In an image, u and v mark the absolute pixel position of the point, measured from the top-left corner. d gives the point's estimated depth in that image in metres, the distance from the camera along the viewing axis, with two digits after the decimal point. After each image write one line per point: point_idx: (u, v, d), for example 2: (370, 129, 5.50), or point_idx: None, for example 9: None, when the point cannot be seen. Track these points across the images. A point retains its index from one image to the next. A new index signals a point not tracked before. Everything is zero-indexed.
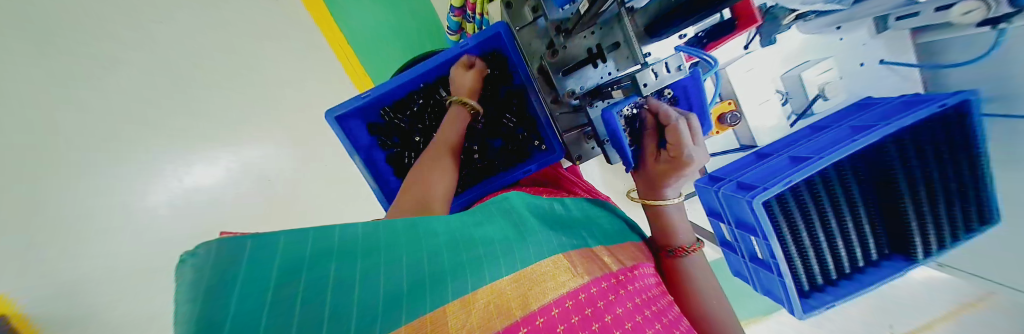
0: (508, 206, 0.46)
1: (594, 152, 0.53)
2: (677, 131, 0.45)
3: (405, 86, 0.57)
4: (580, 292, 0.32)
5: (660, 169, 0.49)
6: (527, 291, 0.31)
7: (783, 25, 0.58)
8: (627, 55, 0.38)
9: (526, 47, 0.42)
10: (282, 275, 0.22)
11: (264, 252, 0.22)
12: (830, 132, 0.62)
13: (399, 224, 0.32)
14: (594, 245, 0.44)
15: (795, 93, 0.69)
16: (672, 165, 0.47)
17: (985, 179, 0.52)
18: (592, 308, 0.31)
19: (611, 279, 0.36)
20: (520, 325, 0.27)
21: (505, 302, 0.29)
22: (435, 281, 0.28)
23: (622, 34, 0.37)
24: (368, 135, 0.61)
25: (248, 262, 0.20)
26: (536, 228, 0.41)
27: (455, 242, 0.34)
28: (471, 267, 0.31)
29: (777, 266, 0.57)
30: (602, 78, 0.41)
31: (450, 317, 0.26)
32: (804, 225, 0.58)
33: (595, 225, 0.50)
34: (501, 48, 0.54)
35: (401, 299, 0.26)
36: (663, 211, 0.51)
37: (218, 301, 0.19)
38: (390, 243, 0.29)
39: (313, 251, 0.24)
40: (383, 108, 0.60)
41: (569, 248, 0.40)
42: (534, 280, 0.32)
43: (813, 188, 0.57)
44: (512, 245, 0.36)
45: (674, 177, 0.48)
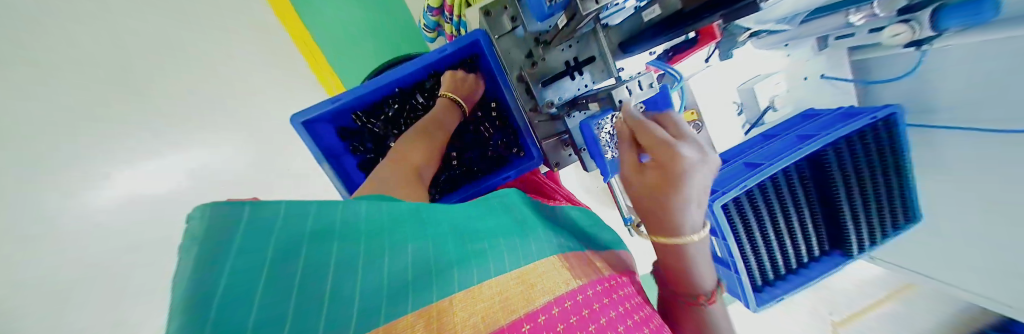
0: (508, 202, 0.48)
1: (571, 159, 0.55)
2: (643, 129, 0.33)
3: (378, 92, 0.55)
4: (577, 293, 0.31)
5: (660, 186, 0.33)
6: (529, 288, 0.30)
7: (739, 42, 0.60)
8: (602, 68, 0.40)
9: (505, 54, 0.43)
10: (282, 249, 0.23)
11: (261, 228, 0.22)
12: (779, 141, 0.68)
13: (402, 208, 0.33)
14: (588, 250, 0.44)
15: (748, 103, 0.73)
16: (667, 174, 0.32)
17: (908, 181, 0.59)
18: (588, 309, 0.30)
19: (604, 284, 0.36)
20: (524, 321, 0.26)
21: (509, 297, 0.28)
22: (441, 270, 0.28)
23: (598, 49, 0.39)
24: (339, 140, 0.59)
25: (247, 227, 0.22)
26: (537, 227, 0.42)
27: (459, 236, 0.34)
28: (477, 260, 0.31)
29: (733, 264, 0.62)
30: (579, 89, 0.43)
31: (457, 308, 0.25)
32: (757, 226, 0.63)
33: (579, 231, 0.50)
34: (480, 54, 0.54)
35: (406, 288, 0.25)
36: (683, 250, 0.36)
37: (216, 267, 0.19)
38: (393, 227, 0.30)
39: (314, 230, 0.25)
40: (355, 113, 0.58)
41: (567, 251, 0.40)
42: (536, 278, 0.31)
43: (766, 192, 0.62)
44: (515, 243, 0.36)
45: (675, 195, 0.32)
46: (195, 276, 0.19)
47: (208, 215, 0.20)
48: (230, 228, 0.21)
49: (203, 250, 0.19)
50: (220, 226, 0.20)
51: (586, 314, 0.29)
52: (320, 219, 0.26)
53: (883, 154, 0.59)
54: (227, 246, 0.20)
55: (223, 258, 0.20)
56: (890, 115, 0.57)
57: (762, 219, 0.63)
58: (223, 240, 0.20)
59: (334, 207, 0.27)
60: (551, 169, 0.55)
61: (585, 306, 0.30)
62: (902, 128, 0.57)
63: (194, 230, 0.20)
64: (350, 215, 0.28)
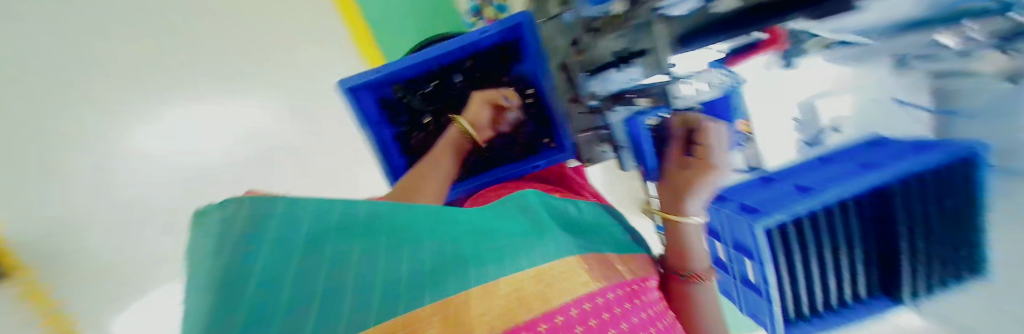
0: (524, 203, 0.45)
1: (606, 157, 0.54)
2: (707, 129, 0.36)
3: (417, 68, 0.55)
4: (597, 296, 0.31)
5: (687, 179, 0.38)
6: (547, 288, 0.29)
7: (807, 51, 0.54)
8: (651, 63, 0.34)
9: (550, 40, 0.45)
10: (307, 246, 0.25)
11: (289, 228, 0.26)
12: (836, 166, 0.63)
13: (423, 207, 0.33)
14: (608, 253, 0.42)
15: (808, 120, 0.69)
16: (703, 171, 0.36)
17: None
18: (608, 313, 0.30)
19: (627, 287, 0.35)
20: (540, 322, 0.25)
21: (525, 295, 0.27)
22: (457, 265, 0.27)
23: (650, 42, 0.33)
24: (378, 110, 0.60)
25: (275, 230, 0.25)
26: (554, 230, 0.40)
27: (477, 233, 0.34)
28: (495, 257, 0.30)
29: (766, 290, 0.59)
30: (626, 83, 0.41)
31: (472, 303, 0.24)
32: (800, 253, 0.59)
33: (607, 230, 0.49)
34: (521, 39, 0.50)
35: (422, 281, 0.25)
36: (686, 233, 0.39)
37: (247, 264, 0.23)
38: (414, 222, 0.31)
39: (338, 223, 0.28)
40: (395, 85, 0.58)
41: (585, 252, 0.38)
42: (554, 278, 0.30)
43: (815, 220, 0.57)
44: (533, 242, 0.35)
45: (697, 189, 0.37)
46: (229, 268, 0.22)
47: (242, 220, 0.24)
48: (260, 232, 0.24)
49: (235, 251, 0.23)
50: (252, 230, 0.24)
51: (605, 318, 0.30)
52: (344, 217, 0.28)
53: None
54: (257, 247, 0.24)
55: (253, 256, 0.23)
56: None
57: (807, 248, 0.58)
58: (255, 240, 0.24)
59: (357, 207, 0.30)
60: (584, 163, 0.55)
61: (605, 310, 0.30)
62: None
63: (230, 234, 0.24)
64: (372, 211, 0.30)
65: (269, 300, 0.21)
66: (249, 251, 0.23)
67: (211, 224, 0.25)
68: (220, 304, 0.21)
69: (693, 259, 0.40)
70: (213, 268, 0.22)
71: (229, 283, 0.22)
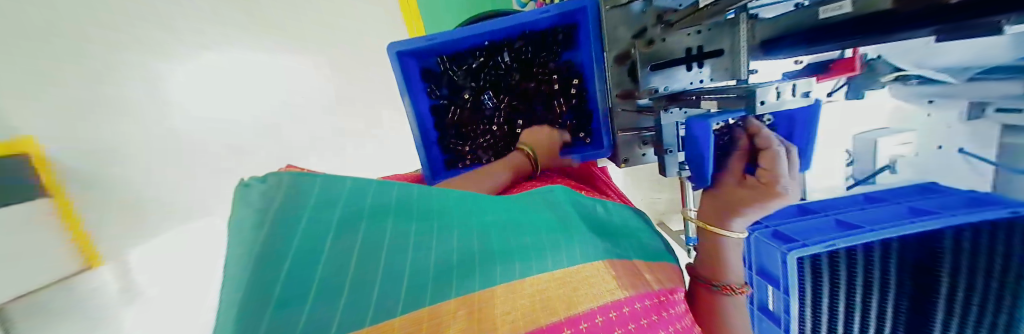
0: (552, 200, 0.42)
1: (646, 160, 0.49)
2: (775, 153, 0.36)
3: (469, 40, 0.54)
4: (624, 305, 0.27)
5: (742, 195, 0.37)
6: (573, 292, 0.26)
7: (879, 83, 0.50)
8: (727, 66, 0.34)
9: (611, 30, 0.43)
10: (342, 220, 0.24)
11: (327, 199, 0.24)
12: (885, 206, 0.59)
13: (453, 196, 0.32)
14: (634, 259, 0.39)
15: (864, 156, 0.66)
16: (762, 193, 0.36)
17: None
18: (635, 324, 0.27)
19: (656, 298, 0.32)
20: (565, 325, 0.23)
21: (550, 297, 0.25)
22: (486, 260, 0.26)
23: (730, 42, 0.33)
24: (420, 79, 0.59)
25: (316, 199, 0.23)
26: (581, 230, 0.37)
27: (502, 225, 0.32)
28: (521, 254, 0.28)
29: (786, 321, 0.56)
30: (690, 84, 0.38)
31: (497, 301, 0.23)
32: (828, 287, 0.56)
33: (634, 236, 0.45)
34: (577, 25, 0.51)
35: (450, 273, 0.24)
36: (721, 243, 0.38)
37: (284, 234, 0.21)
38: (442, 210, 0.30)
39: (371, 207, 0.26)
40: (441, 56, 0.58)
41: (614, 256, 0.36)
42: (579, 283, 0.28)
43: (852, 258, 0.55)
44: (562, 240, 0.32)
45: (749, 211, 0.36)
46: (267, 245, 0.20)
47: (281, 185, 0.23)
48: (299, 200, 0.23)
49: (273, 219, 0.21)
50: (294, 196, 0.23)
51: (632, 329, 0.26)
52: (377, 198, 0.27)
53: None
54: (298, 215, 0.22)
55: (292, 226, 0.21)
56: None
57: (837, 285, 0.56)
58: (292, 209, 0.22)
59: (390, 188, 0.28)
60: (618, 165, 0.51)
61: (633, 321, 0.27)
62: None
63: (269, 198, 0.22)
64: (405, 195, 0.29)
65: (302, 280, 0.20)
66: (288, 219, 0.22)
67: (251, 199, 0.22)
68: (255, 275, 0.19)
69: (727, 271, 0.37)
70: (251, 235, 0.20)
71: (265, 256, 0.20)
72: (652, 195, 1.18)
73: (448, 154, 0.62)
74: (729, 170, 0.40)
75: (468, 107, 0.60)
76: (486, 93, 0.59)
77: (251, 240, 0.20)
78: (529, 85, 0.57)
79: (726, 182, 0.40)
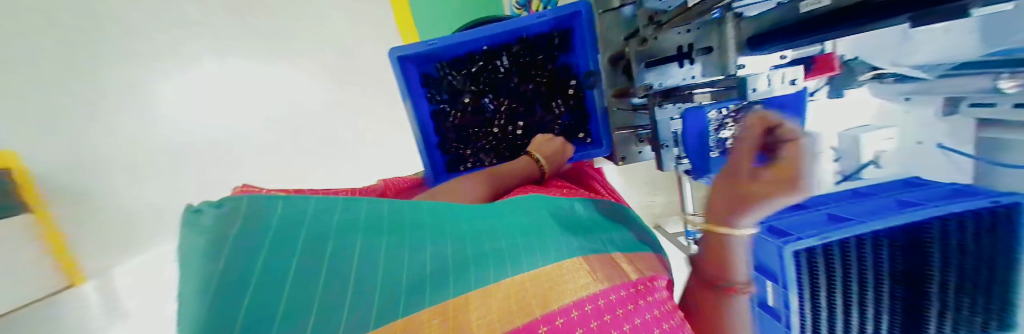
0: (523, 206, 0.43)
1: (643, 156, 0.51)
2: (795, 142, 0.25)
3: (468, 45, 0.56)
4: (599, 298, 0.29)
5: (749, 197, 0.29)
6: (547, 290, 0.28)
7: (857, 81, 0.56)
8: (716, 63, 0.36)
9: (604, 32, 0.45)
10: (312, 237, 0.25)
11: (295, 219, 0.25)
12: (874, 200, 0.61)
13: (422, 210, 0.34)
14: (614, 252, 0.39)
15: (848, 152, 0.65)
16: (770, 191, 0.27)
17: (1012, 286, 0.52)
18: (611, 315, 0.28)
19: (632, 288, 0.32)
20: (538, 324, 0.24)
21: (523, 297, 0.26)
22: (458, 269, 0.28)
23: (718, 39, 0.36)
24: (420, 85, 0.61)
25: (281, 219, 0.25)
26: (555, 232, 0.38)
27: (476, 234, 0.34)
28: (494, 258, 0.30)
29: (787, 316, 0.57)
30: (683, 80, 0.40)
31: (472, 303, 0.24)
32: (826, 281, 0.57)
33: (622, 229, 0.47)
34: (572, 29, 0.54)
35: (422, 282, 0.26)
36: (729, 244, 0.33)
37: (247, 255, 0.22)
38: (412, 225, 0.31)
39: (339, 225, 0.27)
40: (441, 62, 0.60)
41: (588, 253, 0.36)
42: (551, 281, 0.29)
43: (846, 248, 0.55)
44: (536, 243, 0.34)
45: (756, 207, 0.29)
46: (230, 264, 0.21)
47: (239, 207, 0.24)
48: (265, 220, 0.24)
49: (234, 244, 0.21)
50: (260, 217, 0.24)
51: (608, 320, 0.28)
52: (344, 218, 0.28)
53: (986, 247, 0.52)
54: (262, 237, 0.23)
55: (257, 251, 0.22)
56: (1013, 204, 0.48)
57: (834, 278, 0.56)
58: (258, 230, 0.23)
59: (358, 206, 0.30)
60: (616, 163, 0.53)
61: (607, 312, 0.28)
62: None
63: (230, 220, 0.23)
64: (372, 211, 0.31)
65: (271, 301, 0.21)
66: (255, 242, 0.22)
67: (206, 225, 0.22)
68: (218, 303, 0.19)
69: (736, 272, 0.35)
70: (203, 262, 0.21)
71: (226, 282, 0.20)
72: (647, 198, 1.19)
73: (449, 156, 0.63)
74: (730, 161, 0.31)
75: (467, 110, 0.61)
76: (486, 96, 0.60)
77: (208, 270, 0.20)
78: (528, 87, 0.59)
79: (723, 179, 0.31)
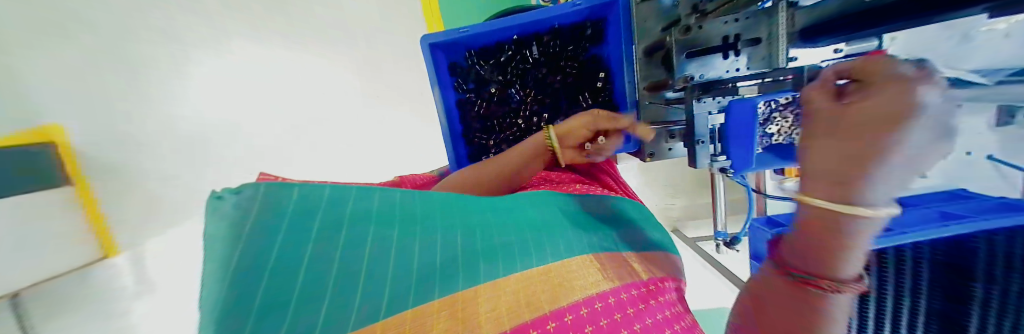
0: (532, 198, 0.42)
1: (673, 154, 0.49)
2: (882, 62, 0.19)
3: (498, 33, 0.56)
4: (609, 295, 0.28)
5: (853, 130, 0.19)
6: (556, 286, 0.28)
7: None
8: (763, 54, 0.36)
9: (642, 22, 0.44)
10: (326, 223, 0.25)
11: (310, 205, 0.25)
12: (911, 212, 0.58)
13: (434, 200, 0.34)
14: (625, 252, 0.38)
15: None
16: (883, 108, 0.18)
17: None
18: (621, 313, 0.27)
19: (642, 287, 0.31)
20: (549, 319, 0.24)
21: (534, 292, 0.26)
22: (468, 262, 0.27)
23: (768, 31, 0.35)
24: (448, 73, 0.61)
25: (296, 204, 0.24)
26: (565, 226, 0.38)
27: (488, 226, 0.33)
28: (504, 253, 0.30)
29: None
30: (726, 72, 0.39)
31: (481, 298, 0.24)
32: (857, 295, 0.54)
33: (637, 226, 0.46)
34: (606, 19, 0.53)
35: (432, 274, 0.26)
36: (832, 228, 0.21)
37: (263, 241, 0.22)
38: (424, 215, 0.31)
39: (353, 214, 0.27)
40: (469, 51, 0.60)
41: (600, 249, 0.36)
42: (562, 278, 0.29)
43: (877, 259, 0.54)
44: (546, 239, 0.34)
45: (886, 162, 0.18)
46: (243, 258, 0.21)
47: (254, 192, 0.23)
48: (280, 204, 0.23)
49: (251, 228, 0.21)
50: (274, 202, 0.23)
51: (618, 318, 0.27)
52: (357, 205, 0.28)
53: None
54: (276, 223, 0.22)
55: (272, 236, 0.22)
56: None
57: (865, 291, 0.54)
58: (275, 214, 0.23)
59: (371, 194, 0.30)
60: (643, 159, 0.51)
61: (618, 310, 0.27)
62: None
63: (247, 205, 0.22)
64: (386, 200, 0.30)
65: (285, 288, 0.21)
66: (271, 227, 0.22)
67: (228, 212, 0.21)
68: (234, 288, 0.20)
69: (842, 255, 0.22)
70: (226, 246, 0.21)
71: (245, 271, 0.21)
72: (666, 201, 1.19)
73: (471, 147, 0.63)
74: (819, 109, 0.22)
75: (493, 101, 0.60)
76: (512, 87, 0.60)
77: (227, 257, 0.21)
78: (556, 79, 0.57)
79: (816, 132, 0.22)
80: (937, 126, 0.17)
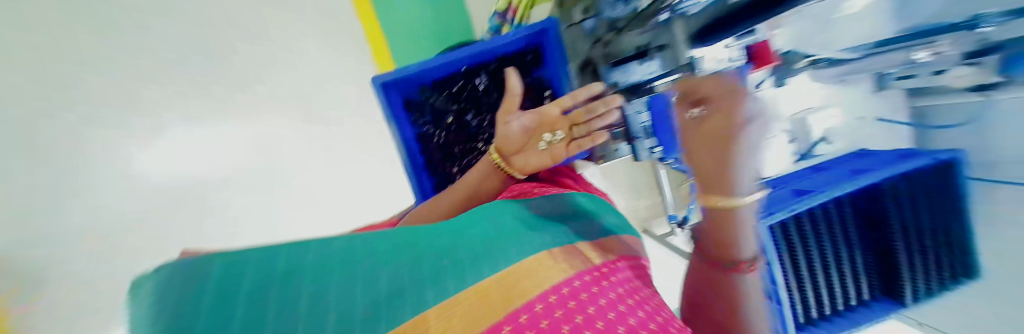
0: (485, 213, 0.44)
1: (619, 155, 0.55)
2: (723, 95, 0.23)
3: (448, 67, 0.60)
4: (562, 286, 0.31)
5: (714, 136, 0.24)
6: (510, 290, 0.30)
7: (795, 70, 0.64)
8: (670, 58, 0.44)
9: (572, 43, 0.55)
10: (255, 285, 0.25)
11: (232, 273, 0.25)
12: (832, 172, 0.66)
13: (376, 239, 0.34)
14: (578, 241, 0.43)
15: (800, 133, 0.72)
16: (723, 126, 0.23)
17: (963, 214, 0.59)
18: (575, 301, 0.30)
19: (594, 272, 0.35)
20: (503, 323, 0.26)
21: (489, 300, 0.28)
22: (414, 287, 0.29)
23: (672, 37, 0.42)
24: (404, 109, 0.63)
25: (215, 276, 0.24)
26: (517, 231, 0.40)
27: (437, 251, 0.34)
28: (453, 272, 0.31)
29: (776, 293, 0.58)
30: (646, 75, 0.47)
31: (431, 317, 0.26)
32: (801, 253, 0.61)
33: (590, 216, 0.52)
34: (542, 46, 0.57)
35: (379, 308, 0.26)
36: (731, 218, 0.27)
37: (184, 320, 0.21)
38: (368, 253, 0.32)
39: (286, 268, 0.27)
40: (422, 85, 0.62)
41: (552, 246, 0.39)
42: (517, 279, 0.31)
43: (814, 220, 0.60)
44: (496, 249, 0.36)
45: (739, 154, 0.24)
46: None
47: (166, 276, 0.23)
48: (198, 279, 0.23)
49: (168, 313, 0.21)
50: (189, 283, 0.23)
51: (572, 306, 0.29)
52: (290, 260, 0.28)
53: (937, 190, 0.60)
54: (194, 304, 0.22)
55: (195, 312, 0.22)
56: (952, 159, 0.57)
57: (807, 247, 0.61)
58: (193, 290, 0.23)
59: (306, 247, 0.30)
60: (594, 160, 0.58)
61: (571, 298, 0.30)
62: (964, 173, 0.57)
63: (161, 291, 0.22)
64: (322, 249, 0.30)
65: None
66: (187, 305, 0.22)
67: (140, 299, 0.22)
68: None
69: (738, 238, 0.29)
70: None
71: None
72: (632, 203, 1.24)
73: (434, 177, 0.65)
74: (686, 119, 0.26)
75: (450, 130, 0.64)
76: (467, 115, 0.63)
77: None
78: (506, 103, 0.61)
79: (688, 134, 0.26)
80: (764, 123, 0.23)
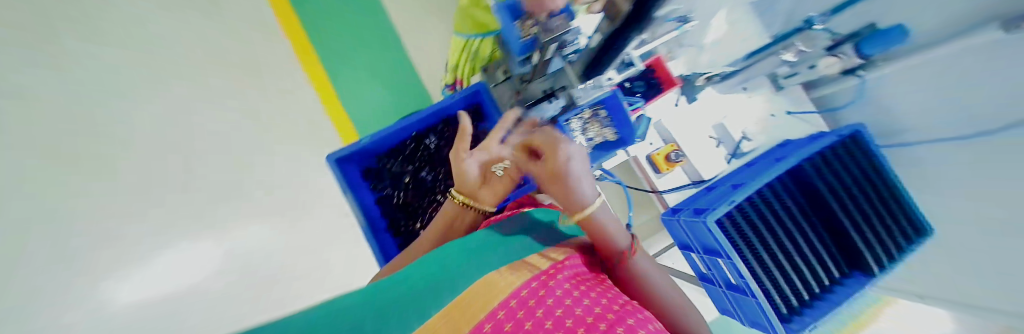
0: (437, 254, 0.46)
1: None
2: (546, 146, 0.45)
3: (399, 134, 0.68)
4: (509, 298, 0.33)
5: (554, 169, 0.44)
6: (460, 320, 0.31)
7: (699, 86, 0.78)
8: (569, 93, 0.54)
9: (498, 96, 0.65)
10: None
11: None
12: (759, 164, 0.73)
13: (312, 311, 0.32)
14: (527, 256, 0.45)
15: (724, 136, 0.84)
16: (555, 163, 0.43)
17: (888, 176, 0.65)
18: (523, 310, 0.32)
19: (540, 277, 0.38)
20: None
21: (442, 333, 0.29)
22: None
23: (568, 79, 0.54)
24: (362, 179, 0.70)
25: None
26: (466, 265, 0.42)
27: (382, 304, 0.34)
28: (401, 317, 0.31)
29: (749, 287, 0.59)
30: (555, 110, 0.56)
31: None
32: (758, 242, 0.64)
33: (543, 230, 0.57)
34: (480, 104, 0.69)
35: None
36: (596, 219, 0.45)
37: None
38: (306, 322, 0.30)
39: None
40: (378, 155, 0.71)
41: (500, 266, 0.42)
42: (469, 303, 0.33)
43: (757, 207, 0.65)
44: (445, 285, 0.37)
45: (568, 172, 0.43)
46: None
47: None
48: None
49: None
50: None
51: (521, 314, 0.32)
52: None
53: (852, 154, 0.68)
54: None
55: None
56: (857, 133, 0.68)
57: (762, 234, 0.64)
58: None
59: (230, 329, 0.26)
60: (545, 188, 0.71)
61: (519, 308, 0.32)
62: (872, 140, 0.67)
63: None
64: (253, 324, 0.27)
65: None
66: None
67: None
68: None
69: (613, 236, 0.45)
70: None
71: None
72: None
73: (398, 237, 0.68)
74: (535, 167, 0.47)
75: (408, 188, 0.69)
76: (422, 172, 0.70)
77: None
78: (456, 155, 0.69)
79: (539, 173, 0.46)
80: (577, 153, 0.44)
